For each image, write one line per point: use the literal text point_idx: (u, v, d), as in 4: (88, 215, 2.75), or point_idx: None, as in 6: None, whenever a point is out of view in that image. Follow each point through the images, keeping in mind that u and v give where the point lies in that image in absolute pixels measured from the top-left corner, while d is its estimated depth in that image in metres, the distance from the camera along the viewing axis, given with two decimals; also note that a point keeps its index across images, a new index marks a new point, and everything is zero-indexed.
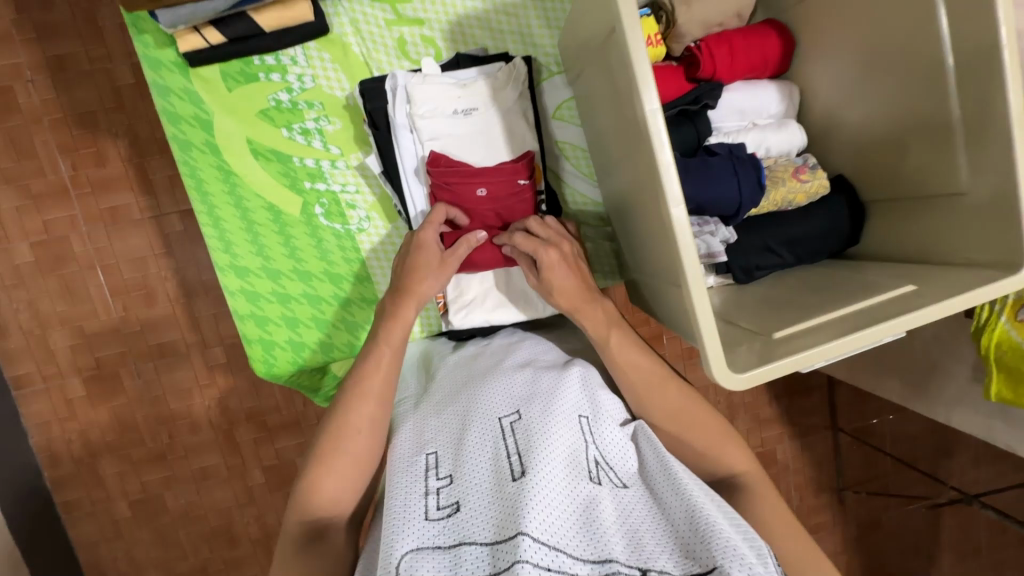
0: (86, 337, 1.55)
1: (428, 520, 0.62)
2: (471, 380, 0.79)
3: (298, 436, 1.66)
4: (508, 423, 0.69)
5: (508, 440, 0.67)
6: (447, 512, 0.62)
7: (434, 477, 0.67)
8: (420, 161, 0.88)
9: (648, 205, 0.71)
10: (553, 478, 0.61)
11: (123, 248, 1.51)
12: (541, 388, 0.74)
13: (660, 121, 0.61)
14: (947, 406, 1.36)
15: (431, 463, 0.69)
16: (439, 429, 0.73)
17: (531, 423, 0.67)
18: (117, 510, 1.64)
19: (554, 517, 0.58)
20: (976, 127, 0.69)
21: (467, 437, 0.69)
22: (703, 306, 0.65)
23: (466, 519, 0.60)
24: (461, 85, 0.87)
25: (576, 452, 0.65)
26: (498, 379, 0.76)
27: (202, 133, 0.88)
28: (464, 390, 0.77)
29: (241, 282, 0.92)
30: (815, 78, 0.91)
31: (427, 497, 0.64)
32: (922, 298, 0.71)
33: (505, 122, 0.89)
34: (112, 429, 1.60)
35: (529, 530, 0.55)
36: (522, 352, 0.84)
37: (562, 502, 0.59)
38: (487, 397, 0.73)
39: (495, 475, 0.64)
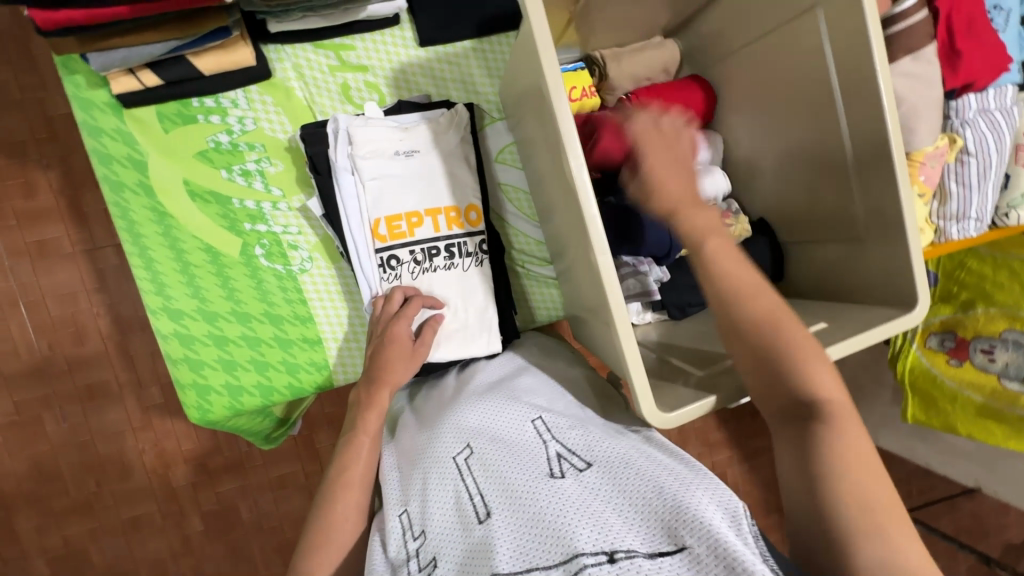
0: (5, 379, 1.44)
1: None
2: (431, 422, 0.80)
3: (242, 478, 1.58)
4: (462, 459, 0.70)
5: (466, 478, 0.67)
6: (428, 570, 0.63)
7: (413, 538, 0.67)
8: (363, 202, 0.87)
9: (581, 251, 0.74)
10: (514, 505, 0.62)
11: (50, 284, 1.43)
12: (490, 413, 0.75)
13: (586, 175, 0.65)
14: (874, 426, 1.45)
15: (406, 525, 0.70)
16: (406, 488, 0.74)
17: (483, 456, 0.68)
18: (34, 567, 1.51)
19: (520, 542, 0.58)
20: (867, 180, 0.76)
21: (429, 486, 0.69)
22: (631, 349, 0.68)
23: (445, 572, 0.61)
24: (404, 128, 0.89)
25: (531, 467, 0.66)
26: (450, 410, 0.77)
27: (135, 173, 0.86)
28: (423, 435, 0.78)
29: (174, 325, 0.89)
30: (737, 129, 0.98)
31: (409, 563, 0.65)
32: (832, 335, 0.76)
33: (447, 166, 0.91)
34: (32, 478, 1.48)
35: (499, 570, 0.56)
36: (481, 376, 0.86)
37: (525, 523, 0.60)
38: (441, 435, 0.74)
39: (461, 518, 0.64)
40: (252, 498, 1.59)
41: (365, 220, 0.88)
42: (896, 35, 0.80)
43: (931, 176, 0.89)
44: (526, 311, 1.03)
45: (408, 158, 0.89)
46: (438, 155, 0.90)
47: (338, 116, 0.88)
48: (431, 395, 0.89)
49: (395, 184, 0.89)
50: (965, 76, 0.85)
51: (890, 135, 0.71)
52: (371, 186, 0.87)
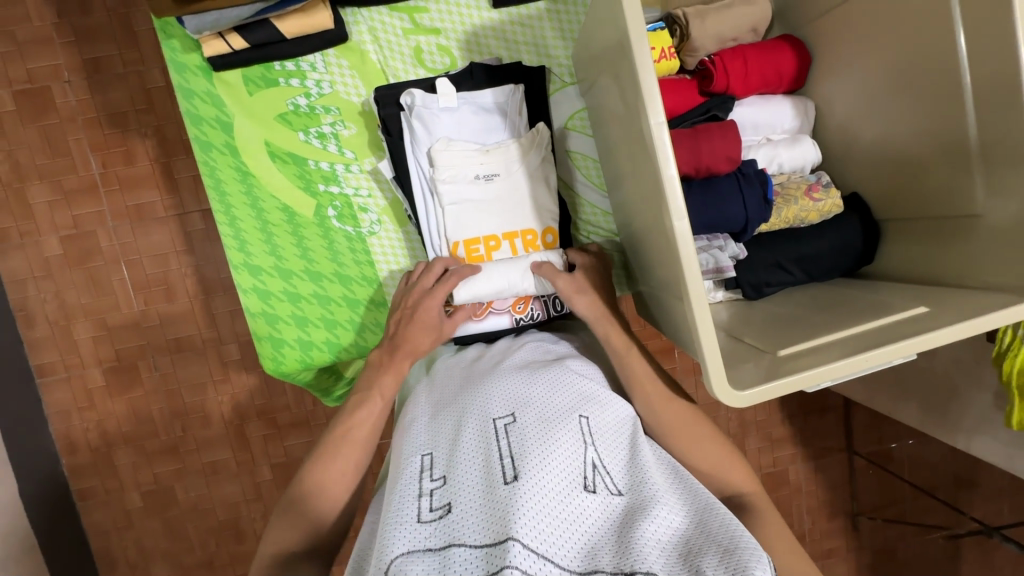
0: (108, 329, 1.60)
1: (421, 522, 0.61)
2: (470, 382, 0.79)
3: (307, 435, 1.68)
4: (503, 425, 0.68)
5: (502, 441, 0.65)
6: (440, 514, 0.61)
7: (429, 479, 0.66)
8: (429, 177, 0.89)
9: (653, 219, 0.71)
10: (546, 486, 0.60)
11: (146, 245, 1.56)
12: (538, 391, 0.73)
13: (665, 134, 0.61)
14: (967, 432, 1.32)
15: (426, 465, 0.68)
16: (433, 433, 0.72)
17: (526, 428, 0.66)
18: (129, 500, 1.67)
19: (546, 524, 0.57)
20: (992, 146, 0.68)
21: (461, 440, 0.68)
22: (704, 321, 0.64)
23: (459, 521, 0.60)
24: (484, 151, 0.89)
25: (571, 459, 0.64)
26: (495, 380, 0.76)
27: (222, 134, 0.91)
28: (462, 394, 0.76)
29: (254, 280, 0.94)
30: (831, 93, 0.90)
31: (420, 499, 0.63)
32: (934, 320, 0.69)
33: (530, 189, 0.91)
34: (129, 420, 1.64)
35: (519, 536, 0.55)
36: (522, 353, 0.83)
37: (552, 509, 0.59)
38: (485, 398, 0.72)
39: (489, 476, 0.62)
40: None
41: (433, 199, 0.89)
42: None
43: None
44: None
45: (480, 125, 0.91)
46: (507, 124, 0.91)
47: (413, 90, 0.88)
48: (467, 359, 0.88)
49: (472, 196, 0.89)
50: None
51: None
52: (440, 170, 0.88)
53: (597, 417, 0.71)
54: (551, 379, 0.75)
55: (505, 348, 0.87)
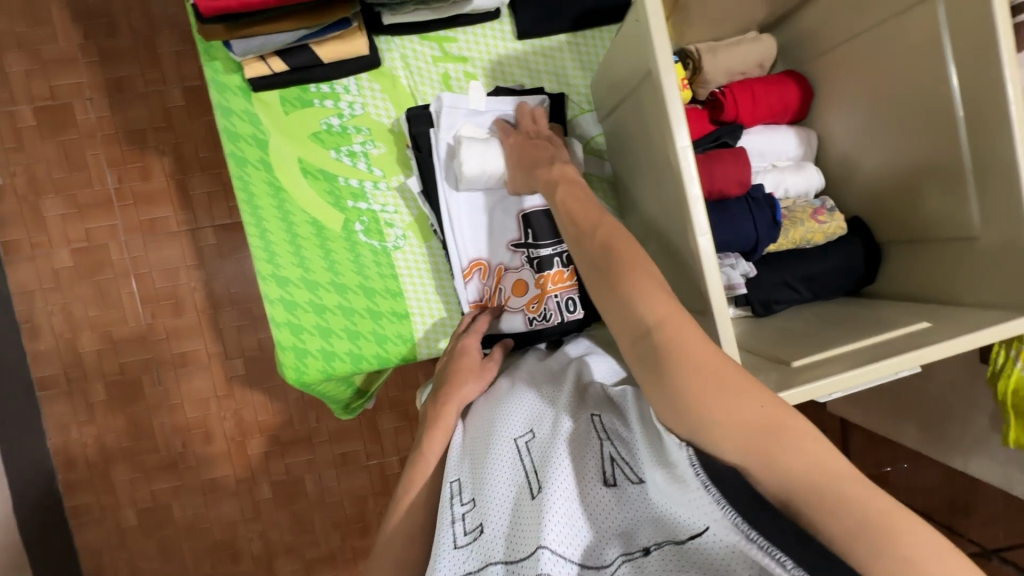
0: (113, 342, 1.60)
1: (457, 547, 0.66)
2: (490, 402, 0.82)
3: (310, 451, 1.67)
4: (524, 444, 0.71)
5: (524, 457, 0.69)
6: (473, 536, 0.66)
7: (460, 504, 0.71)
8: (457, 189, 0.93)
9: (674, 236, 0.76)
10: (565, 487, 0.62)
11: (157, 259, 1.58)
12: (552, 402, 0.75)
13: (689, 156, 0.66)
14: (964, 453, 1.36)
15: (455, 490, 0.73)
16: (461, 459, 0.76)
17: (543, 442, 0.69)
18: (124, 517, 1.65)
19: (570, 525, 0.59)
20: (983, 173, 0.73)
21: (483, 460, 0.72)
22: (725, 330, 0.69)
23: (489, 540, 0.63)
24: None
25: (584, 457, 0.65)
26: (514, 399, 0.79)
27: (257, 150, 0.95)
28: (484, 415, 0.80)
29: (280, 291, 0.97)
30: (832, 124, 0.96)
31: (454, 525, 0.69)
32: (935, 334, 0.73)
33: None
34: (129, 434, 1.63)
35: (547, 543, 0.57)
36: (538, 370, 0.86)
37: (573, 509, 0.60)
38: (506, 419, 0.75)
39: (514, 492, 0.66)
40: (318, 471, 1.68)
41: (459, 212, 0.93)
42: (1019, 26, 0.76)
43: None
44: None
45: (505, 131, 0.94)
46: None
47: (442, 95, 0.93)
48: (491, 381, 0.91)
49: (499, 197, 0.94)
50: None
51: (1013, 128, 0.68)
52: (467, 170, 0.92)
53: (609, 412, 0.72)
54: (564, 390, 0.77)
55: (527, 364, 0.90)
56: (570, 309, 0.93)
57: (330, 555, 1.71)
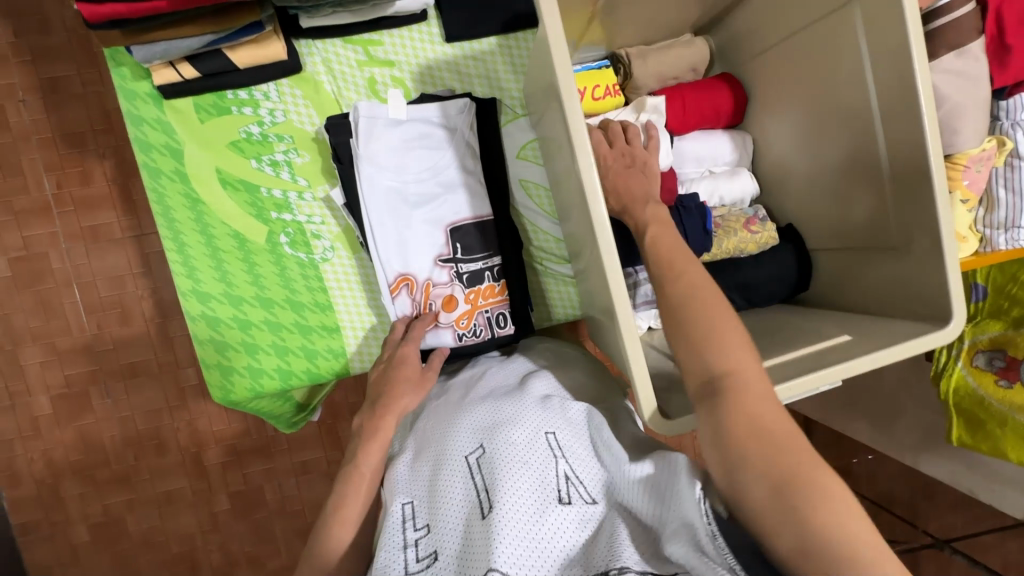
0: (57, 354, 1.54)
1: (409, 574, 0.63)
2: (441, 415, 0.80)
3: (268, 461, 1.63)
4: (473, 459, 0.69)
5: (475, 474, 0.67)
6: (426, 563, 0.64)
7: (412, 528, 0.68)
8: (379, 200, 0.90)
9: (593, 248, 0.74)
10: (519, 507, 0.61)
11: (101, 267, 1.52)
12: (505, 412, 0.73)
13: (594, 173, 0.66)
14: (914, 448, 1.38)
15: (407, 514, 0.70)
16: (411, 478, 0.74)
17: (496, 455, 0.67)
18: (75, 533, 1.59)
19: (525, 550, 0.59)
20: (903, 181, 0.72)
21: (437, 480, 0.69)
22: (636, 349, 0.68)
23: (443, 568, 0.62)
24: (431, 160, 0.92)
25: (540, 475, 0.65)
26: (463, 413, 0.76)
27: (171, 161, 0.90)
28: (434, 431, 0.78)
29: (202, 307, 0.93)
30: (766, 128, 0.95)
31: (405, 550, 0.66)
32: (859, 346, 0.73)
33: (470, 202, 0.94)
34: (77, 449, 1.57)
35: (497, 565, 0.56)
36: (494, 379, 0.84)
37: (528, 531, 0.60)
38: (455, 433, 0.73)
39: (467, 515, 0.64)
40: (277, 481, 1.64)
41: (382, 222, 0.90)
42: (939, 30, 0.78)
43: (976, 180, 0.85)
44: (543, 309, 1.03)
45: (430, 141, 0.92)
46: (457, 140, 0.93)
47: (358, 105, 0.91)
48: (441, 392, 0.89)
49: (424, 208, 0.93)
50: (1016, 75, 0.83)
51: (929, 135, 0.67)
52: (387, 182, 0.90)
53: (565, 425, 0.72)
54: (516, 401, 0.75)
55: (480, 373, 0.88)
56: (501, 324, 0.96)
57: (292, 566, 1.68)
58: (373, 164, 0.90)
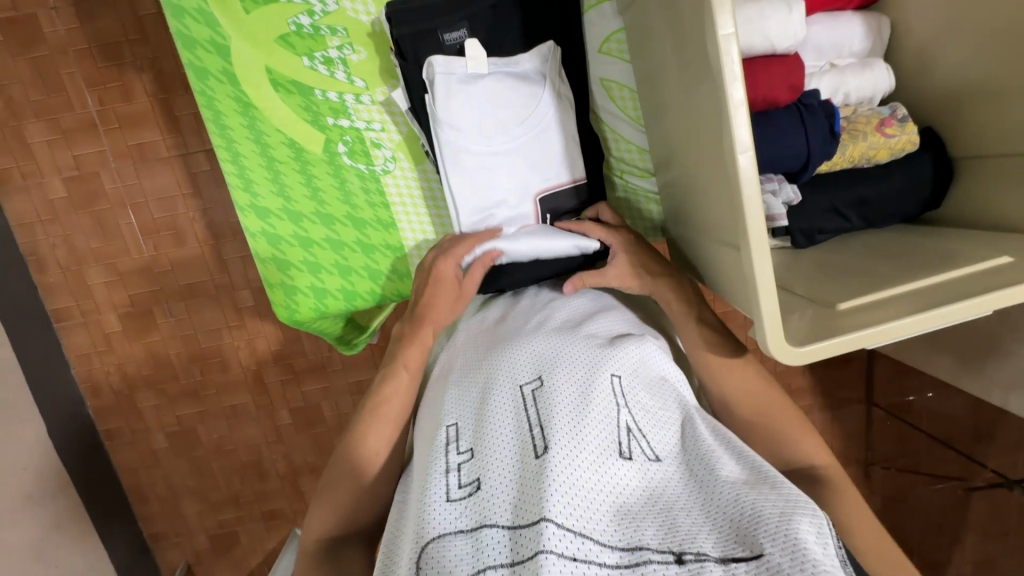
0: (120, 273, 1.56)
1: (449, 500, 0.58)
2: (496, 342, 0.74)
3: (324, 380, 1.67)
4: (530, 392, 0.64)
5: (530, 409, 0.62)
6: (468, 491, 0.59)
7: (454, 452, 0.63)
8: (456, 158, 0.81)
9: (708, 151, 0.63)
10: (578, 453, 0.56)
11: (151, 187, 1.49)
12: (568, 351, 0.68)
13: (733, 49, 0.51)
14: (1004, 389, 1.24)
15: (450, 437, 0.65)
16: (457, 400, 0.69)
17: (553, 397, 0.62)
18: (155, 440, 1.70)
19: (582, 500, 0.54)
20: None
21: (489, 408, 0.65)
22: (762, 269, 0.57)
23: (488, 499, 0.57)
24: (519, 117, 0.82)
25: (604, 425, 0.60)
26: (518, 342, 0.71)
27: (218, 59, 0.82)
28: (488, 357, 0.72)
29: (262, 224, 0.88)
30: (913, 8, 0.78)
31: (447, 474, 0.61)
32: (1019, 270, 0.62)
33: (564, 152, 0.84)
34: (149, 364, 1.64)
35: (553, 516, 0.51)
36: (559, 314, 0.77)
37: (586, 480, 0.55)
38: (511, 361, 0.69)
39: (519, 450, 0.59)
40: (334, 398, 1.69)
41: (461, 177, 0.82)
42: None
43: None
44: None
45: (516, 94, 0.81)
46: (549, 91, 0.82)
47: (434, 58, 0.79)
48: (492, 320, 0.82)
49: (511, 165, 0.83)
50: None
51: None
52: (467, 143, 0.81)
53: (630, 375, 0.66)
54: (580, 340, 0.70)
55: (537, 306, 0.81)
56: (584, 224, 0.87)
57: None
58: (452, 128, 0.80)
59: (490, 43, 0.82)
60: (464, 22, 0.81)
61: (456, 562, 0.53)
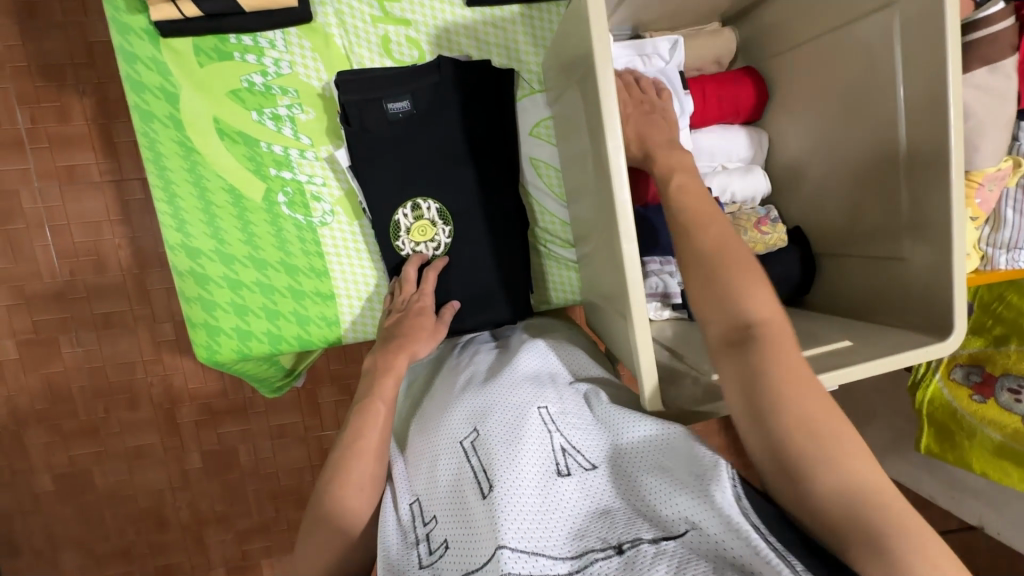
0: (26, 298, 1.47)
1: (423, 566, 0.62)
2: (434, 403, 0.78)
3: (243, 422, 1.60)
4: (468, 442, 0.68)
5: (471, 457, 0.66)
6: (437, 551, 0.62)
7: (420, 523, 0.67)
8: None
9: (609, 234, 0.73)
10: (519, 491, 0.60)
11: (76, 210, 1.44)
12: (496, 394, 0.72)
13: (621, 157, 0.62)
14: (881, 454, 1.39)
15: (415, 510, 0.69)
16: (412, 472, 0.72)
17: (488, 440, 0.66)
18: (38, 483, 1.54)
19: (531, 528, 0.57)
20: (919, 182, 0.73)
21: (436, 470, 0.68)
22: (645, 340, 0.66)
23: (452, 551, 0.61)
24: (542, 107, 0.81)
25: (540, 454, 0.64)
26: (453, 397, 0.75)
27: (166, 105, 0.85)
28: (431, 416, 0.76)
29: (191, 263, 0.89)
30: (785, 129, 0.95)
31: (417, 546, 0.64)
32: (858, 353, 0.74)
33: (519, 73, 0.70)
34: (44, 397, 1.51)
35: (505, 544, 0.55)
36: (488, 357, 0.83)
37: (532, 509, 0.59)
38: (449, 418, 0.72)
39: (467, 497, 0.63)
40: (252, 442, 1.61)
41: None
42: (973, 43, 0.77)
43: (988, 200, 0.85)
44: (542, 291, 1.01)
45: None
46: None
47: None
48: (434, 379, 0.85)
49: None
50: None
51: (952, 134, 0.68)
52: None
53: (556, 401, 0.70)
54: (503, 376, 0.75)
55: (476, 352, 0.86)
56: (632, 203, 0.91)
57: (261, 526, 1.65)
58: None
59: (431, 115, 0.89)
60: (407, 94, 0.88)
61: None
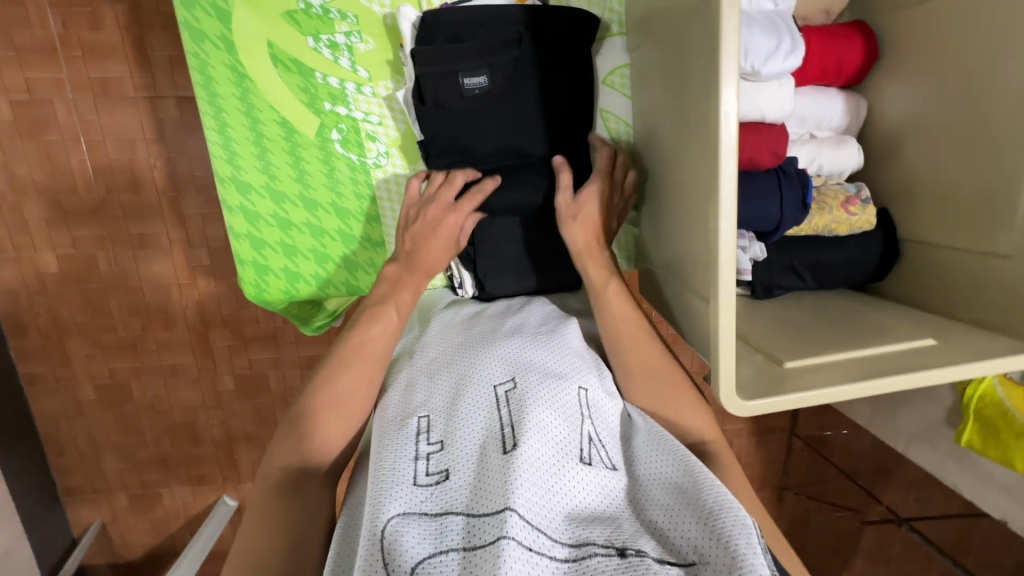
0: (64, 212, 1.46)
1: (416, 484, 0.61)
2: (470, 344, 0.77)
3: (274, 350, 1.63)
4: (503, 392, 0.68)
5: (502, 409, 0.66)
6: (436, 479, 0.62)
7: (424, 441, 0.66)
8: None
9: (695, 209, 0.68)
10: (541, 457, 0.61)
11: (110, 125, 1.40)
12: (541, 359, 0.73)
13: (731, 124, 0.56)
14: (908, 438, 1.37)
15: (421, 426, 0.68)
16: (429, 394, 0.72)
17: (524, 396, 0.66)
18: (81, 391, 1.61)
19: (542, 498, 0.58)
20: None
21: (461, 401, 0.69)
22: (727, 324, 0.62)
23: (454, 488, 0.60)
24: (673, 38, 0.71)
25: (570, 433, 0.65)
26: (493, 346, 0.75)
27: (217, 24, 0.80)
28: (463, 355, 0.76)
29: (241, 198, 0.86)
30: (888, 97, 0.85)
31: (416, 461, 0.64)
32: (944, 354, 0.70)
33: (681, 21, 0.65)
34: (84, 311, 1.54)
35: (516, 507, 0.55)
36: (529, 316, 0.82)
37: (547, 482, 0.59)
38: (486, 364, 0.72)
39: (486, 444, 0.63)
40: (281, 370, 1.65)
41: None
42: None
43: None
44: None
45: None
46: None
47: None
48: (467, 324, 0.83)
49: None
50: None
51: None
52: None
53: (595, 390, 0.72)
54: (547, 343, 0.75)
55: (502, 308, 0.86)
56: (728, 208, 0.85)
57: None
58: None
59: (505, 85, 0.82)
60: (484, 69, 0.80)
61: (418, 540, 0.56)
